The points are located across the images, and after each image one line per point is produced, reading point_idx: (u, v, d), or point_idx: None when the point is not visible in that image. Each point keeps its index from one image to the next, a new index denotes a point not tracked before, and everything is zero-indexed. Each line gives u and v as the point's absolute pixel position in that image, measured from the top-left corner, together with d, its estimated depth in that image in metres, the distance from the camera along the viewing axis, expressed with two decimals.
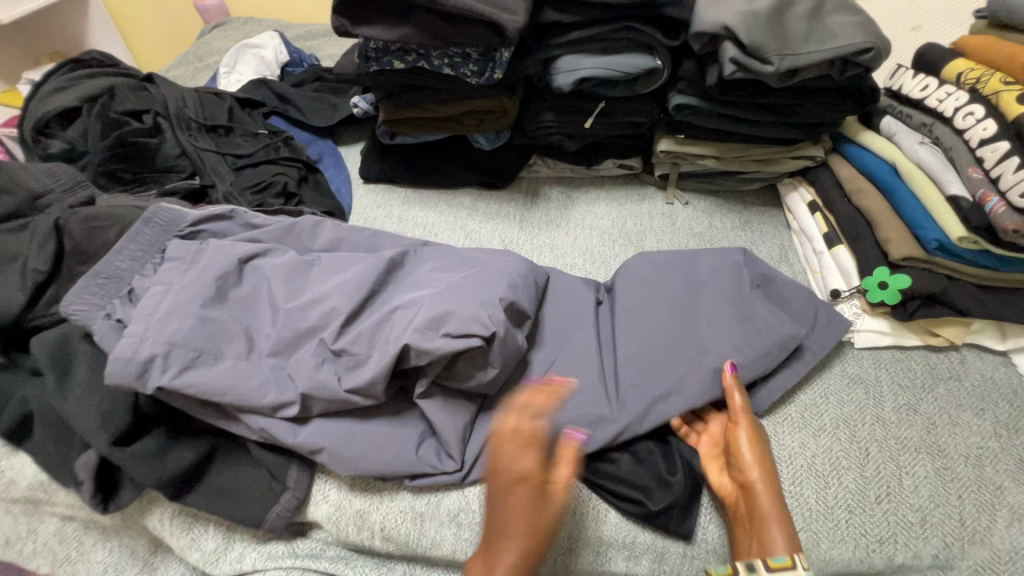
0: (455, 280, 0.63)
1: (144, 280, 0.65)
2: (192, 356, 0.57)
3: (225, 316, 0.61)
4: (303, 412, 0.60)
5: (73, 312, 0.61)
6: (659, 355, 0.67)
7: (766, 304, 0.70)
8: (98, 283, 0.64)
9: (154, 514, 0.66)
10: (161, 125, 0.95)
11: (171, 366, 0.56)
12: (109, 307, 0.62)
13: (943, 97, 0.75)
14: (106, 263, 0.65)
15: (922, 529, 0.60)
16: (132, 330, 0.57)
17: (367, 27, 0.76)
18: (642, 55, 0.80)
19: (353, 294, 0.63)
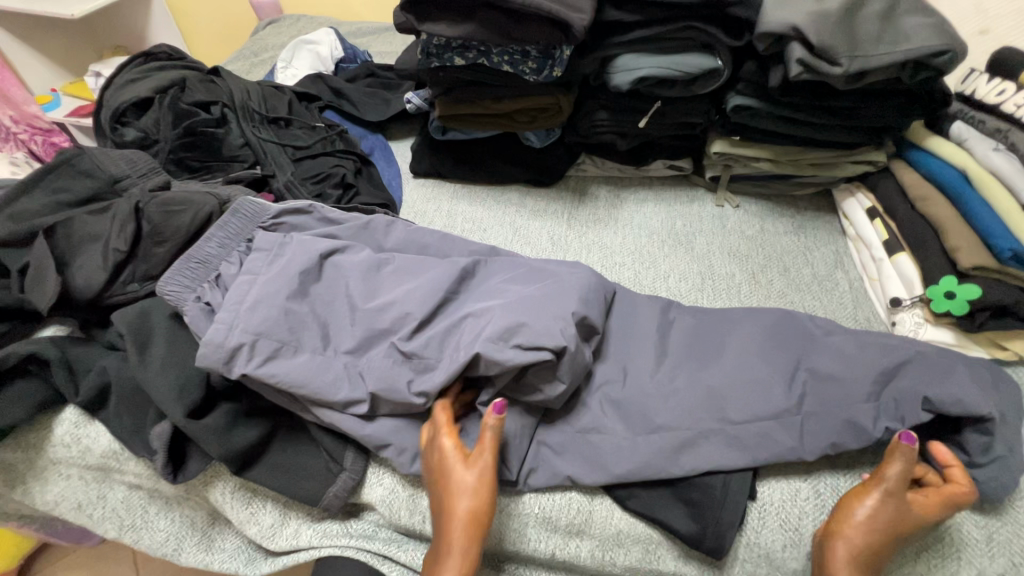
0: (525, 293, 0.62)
1: (229, 267, 0.68)
2: (268, 347, 0.59)
3: (304, 310, 0.63)
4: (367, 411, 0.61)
5: (169, 293, 0.66)
6: (748, 393, 0.62)
7: (870, 353, 0.64)
8: (191, 267, 0.68)
9: (216, 487, 0.69)
10: (227, 116, 0.99)
11: (254, 357, 0.58)
12: (199, 290, 0.67)
13: (1022, 103, 0.73)
14: (197, 250, 0.70)
15: (988, 547, 0.58)
16: (222, 316, 0.60)
17: (432, 24, 0.78)
18: (703, 56, 0.80)
19: (426, 295, 0.64)
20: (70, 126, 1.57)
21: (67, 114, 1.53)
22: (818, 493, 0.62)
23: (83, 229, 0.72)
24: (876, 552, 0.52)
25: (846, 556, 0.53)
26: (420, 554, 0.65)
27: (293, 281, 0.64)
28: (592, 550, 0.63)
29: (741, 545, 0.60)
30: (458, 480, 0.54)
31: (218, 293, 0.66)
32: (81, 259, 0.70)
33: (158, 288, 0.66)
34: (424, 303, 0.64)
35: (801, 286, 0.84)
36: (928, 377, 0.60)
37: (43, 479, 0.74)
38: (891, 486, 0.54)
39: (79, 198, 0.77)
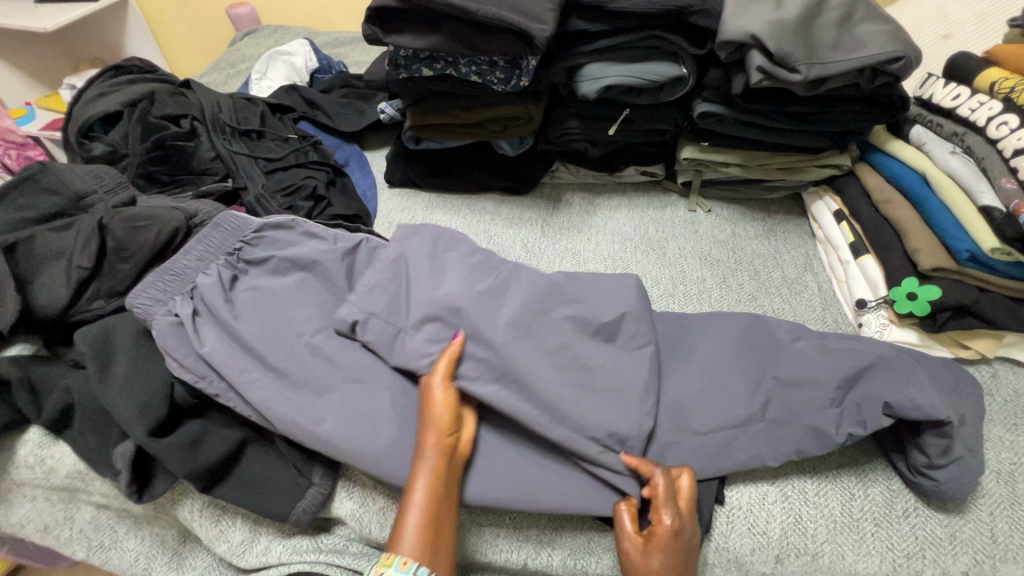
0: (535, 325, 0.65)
1: (206, 279, 0.69)
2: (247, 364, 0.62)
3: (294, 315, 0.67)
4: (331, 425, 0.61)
5: (139, 306, 0.66)
6: (714, 400, 0.63)
7: (833, 356, 0.64)
8: (164, 279, 0.69)
9: (185, 504, 0.68)
10: (197, 129, 0.98)
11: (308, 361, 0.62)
12: (171, 303, 0.67)
13: (976, 107, 0.75)
14: (173, 262, 0.70)
15: (951, 545, 0.59)
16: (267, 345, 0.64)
17: (398, 35, 0.78)
18: (668, 64, 0.81)
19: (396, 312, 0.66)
20: (45, 140, 1.56)
21: (42, 127, 1.52)
22: (785, 495, 0.62)
23: (46, 246, 0.71)
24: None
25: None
26: None
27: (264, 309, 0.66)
28: (563, 559, 0.63)
29: (709, 550, 0.60)
30: (434, 410, 0.57)
31: (191, 305, 0.67)
32: (43, 277, 0.69)
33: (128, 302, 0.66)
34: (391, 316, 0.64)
35: (771, 290, 0.85)
36: (888, 382, 0.61)
37: (8, 500, 0.73)
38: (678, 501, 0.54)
39: (43, 215, 0.76)
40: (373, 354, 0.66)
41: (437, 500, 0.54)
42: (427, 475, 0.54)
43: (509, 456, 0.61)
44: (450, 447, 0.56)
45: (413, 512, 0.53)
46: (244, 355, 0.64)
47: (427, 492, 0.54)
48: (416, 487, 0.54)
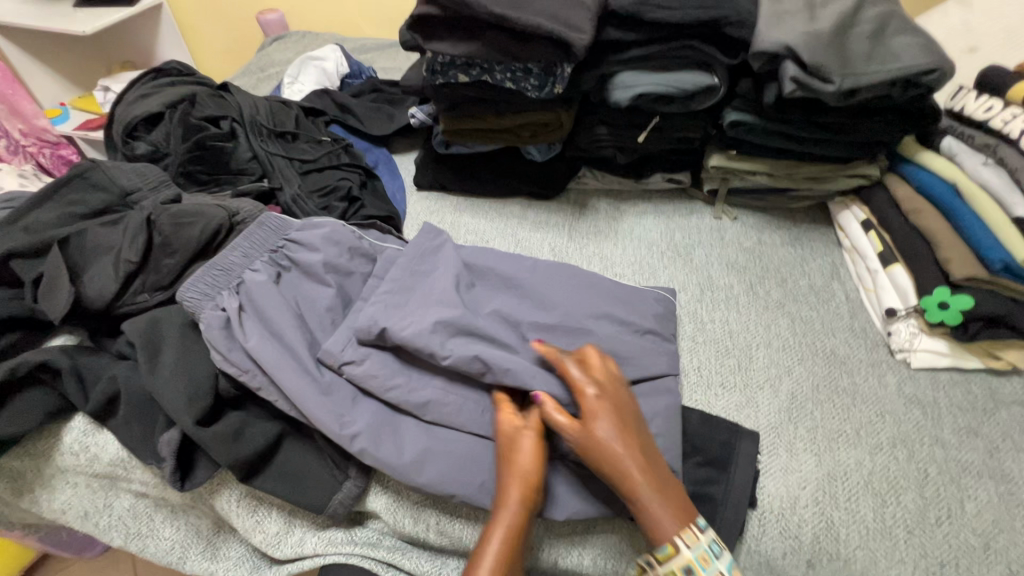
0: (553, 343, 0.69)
1: (254, 275, 0.71)
2: (275, 363, 0.63)
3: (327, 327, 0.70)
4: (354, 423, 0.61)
5: (189, 299, 0.68)
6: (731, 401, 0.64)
7: None
8: (212, 274, 0.70)
9: (222, 494, 0.70)
10: (236, 131, 1.00)
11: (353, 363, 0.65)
12: (219, 299, 0.69)
13: (1008, 119, 0.75)
14: (222, 257, 0.72)
15: (985, 554, 0.59)
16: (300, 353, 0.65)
17: (438, 42, 0.80)
18: (700, 73, 0.82)
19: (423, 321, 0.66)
20: (78, 139, 1.60)
21: (76, 127, 1.57)
22: (817, 500, 0.63)
23: (97, 240, 0.73)
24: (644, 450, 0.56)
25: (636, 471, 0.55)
26: (425, 562, 0.66)
27: (289, 332, 0.66)
28: (594, 559, 0.63)
29: (742, 553, 0.62)
30: (514, 458, 0.57)
31: (236, 300, 0.69)
32: (93, 270, 0.72)
33: (180, 293, 0.68)
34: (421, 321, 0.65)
35: (798, 297, 0.86)
36: None
37: (50, 486, 0.75)
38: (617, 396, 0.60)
39: (91, 211, 0.79)
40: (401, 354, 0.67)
41: (510, 560, 0.53)
42: (507, 527, 0.53)
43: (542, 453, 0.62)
44: (530, 502, 0.55)
45: (485, 566, 0.52)
46: (286, 349, 0.65)
47: (500, 548, 0.53)
48: (488, 543, 0.53)
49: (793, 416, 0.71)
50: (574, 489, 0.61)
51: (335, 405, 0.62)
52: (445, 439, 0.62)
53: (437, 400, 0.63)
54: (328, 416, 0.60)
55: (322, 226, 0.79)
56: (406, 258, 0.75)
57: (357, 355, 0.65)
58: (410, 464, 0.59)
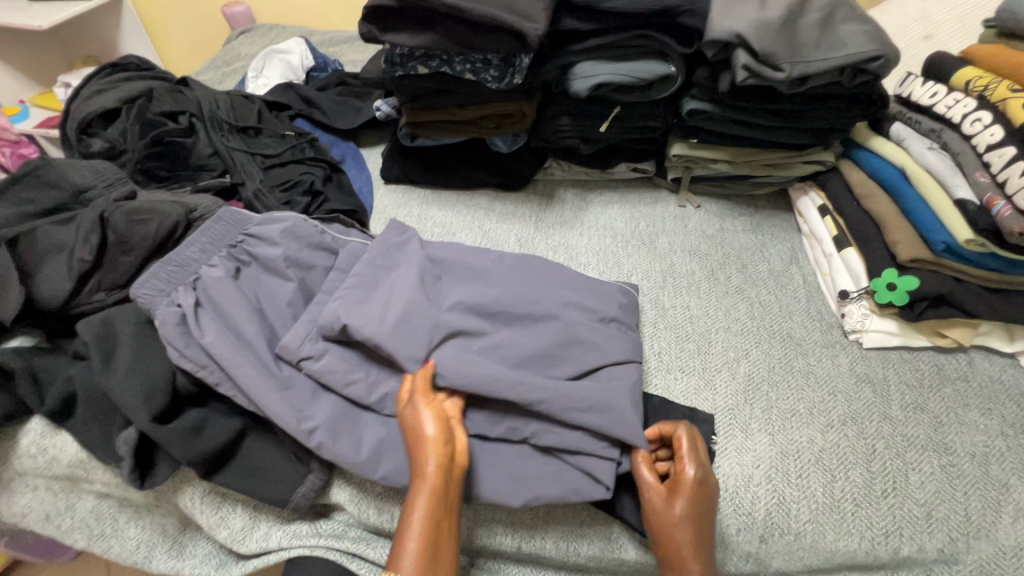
0: (512, 332, 0.69)
1: (211, 271, 0.70)
2: (229, 359, 0.62)
3: (285, 322, 0.70)
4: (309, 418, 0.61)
5: (143, 296, 0.67)
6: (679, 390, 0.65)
7: None
8: (168, 270, 0.70)
9: (185, 492, 0.69)
10: (195, 125, 0.99)
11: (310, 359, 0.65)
12: (174, 294, 0.68)
13: (951, 104, 0.77)
14: (178, 253, 0.71)
15: (927, 523, 0.62)
16: (257, 349, 0.65)
17: (394, 34, 0.80)
18: (657, 62, 0.83)
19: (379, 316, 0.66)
20: (39, 138, 1.56)
21: (35, 125, 1.52)
22: (770, 477, 0.65)
23: (48, 239, 0.72)
24: (701, 533, 0.56)
25: (688, 543, 0.55)
26: (390, 551, 0.67)
27: (245, 327, 0.66)
28: (556, 542, 0.65)
29: None
30: (420, 427, 0.57)
31: (193, 295, 0.68)
32: (44, 270, 0.70)
33: (133, 291, 0.67)
34: (377, 316, 0.65)
35: (757, 282, 0.87)
36: None
37: (10, 490, 0.74)
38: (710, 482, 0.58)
39: (44, 209, 0.77)
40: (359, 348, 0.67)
41: (435, 524, 0.53)
42: (427, 489, 0.54)
43: (499, 444, 0.63)
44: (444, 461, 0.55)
45: (410, 535, 0.52)
46: (243, 346, 0.65)
47: (424, 513, 0.53)
48: (412, 511, 0.53)
49: (750, 397, 0.73)
50: (525, 479, 0.61)
51: (293, 401, 0.62)
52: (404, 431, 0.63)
53: (392, 394, 0.64)
54: (286, 411, 0.60)
55: (282, 220, 0.79)
56: (369, 253, 0.75)
57: (315, 350, 0.65)
58: (368, 458, 0.60)
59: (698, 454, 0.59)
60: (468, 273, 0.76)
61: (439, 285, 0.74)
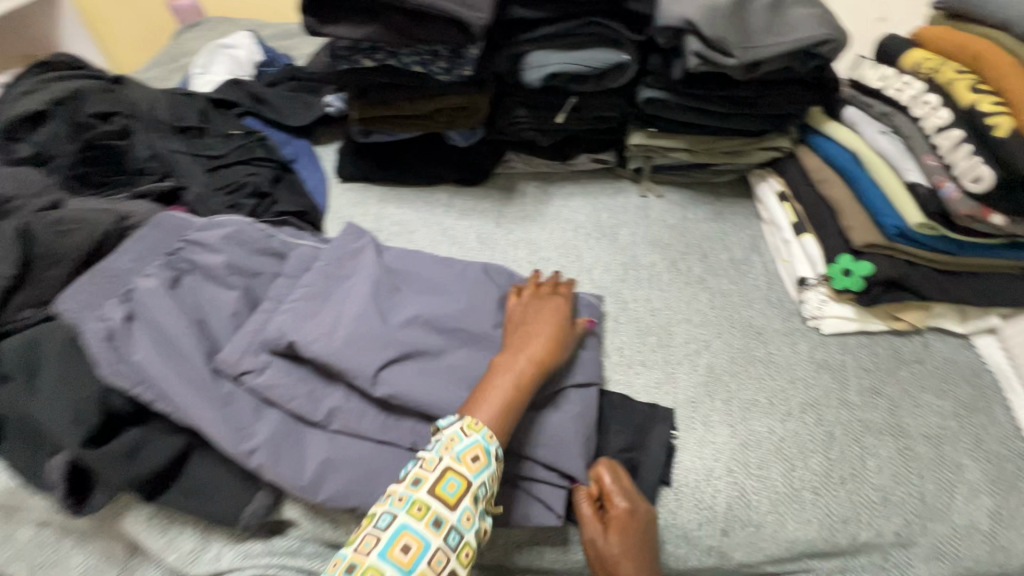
0: (467, 346, 0.69)
1: (144, 283, 0.66)
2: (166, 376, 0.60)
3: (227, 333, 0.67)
4: (251, 437, 0.59)
5: (68, 312, 0.62)
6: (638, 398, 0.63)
7: None
8: (97, 283, 0.65)
9: (129, 516, 0.66)
10: (130, 127, 0.93)
11: (258, 374, 0.63)
12: (102, 309, 0.63)
13: (901, 87, 0.77)
14: (107, 265, 0.67)
15: (884, 507, 0.62)
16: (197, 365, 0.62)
17: (333, 26, 0.76)
18: (609, 50, 0.81)
19: (330, 332, 0.64)
20: None
21: None
22: (730, 470, 0.65)
23: None
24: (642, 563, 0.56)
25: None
26: None
27: (184, 341, 0.63)
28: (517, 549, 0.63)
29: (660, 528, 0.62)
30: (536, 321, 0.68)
31: (123, 309, 0.64)
32: None
33: (57, 307, 0.63)
34: (325, 332, 0.63)
35: (718, 271, 0.87)
36: None
37: None
38: (642, 512, 0.59)
39: None
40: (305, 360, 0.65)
41: (509, 410, 0.58)
42: (515, 378, 0.60)
43: None
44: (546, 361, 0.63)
45: (489, 399, 0.58)
46: (180, 361, 0.62)
47: (506, 387, 0.59)
48: (496, 380, 0.60)
49: (711, 389, 0.72)
50: None
51: (234, 418, 0.60)
52: (350, 449, 0.61)
53: (338, 412, 0.62)
54: (224, 431, 0.58)
55: (224, 224, 0.75)
56: (324, 260, 0.72)
57: (256, 364, 0.63)
58: (308, 479, 0.59)
59: (626, 487, 0.60)
60: (428, 282, 0.75)
61: (396, 295, 0.72)
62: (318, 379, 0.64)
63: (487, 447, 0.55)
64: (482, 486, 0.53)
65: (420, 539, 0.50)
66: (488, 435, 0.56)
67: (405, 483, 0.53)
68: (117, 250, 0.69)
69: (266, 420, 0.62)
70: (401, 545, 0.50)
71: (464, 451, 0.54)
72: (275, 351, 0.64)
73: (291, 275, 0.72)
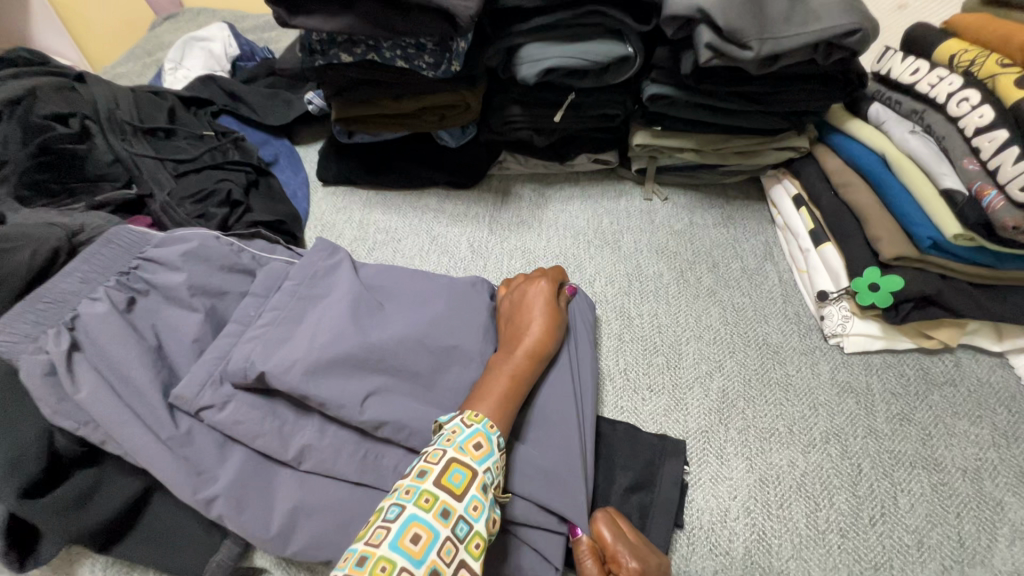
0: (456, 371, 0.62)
1: (93, 307, 0.59)
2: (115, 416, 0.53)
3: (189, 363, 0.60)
4: (211, 483, 0.53)
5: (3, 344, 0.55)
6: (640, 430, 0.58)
7: None
8: (41, 308, 0.59)
9: (85, 564, 0.60)
10: (90, 129, 0.87)
11: (217, 410, 0.56)
12: (42, 338, 0.56)
13: (935, 82, 0.69)
14: (52, 287, 0.60)
15: (919, 552, 0.56)
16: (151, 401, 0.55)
17: (305, 17, 0.68)
18: (612, 42, 0.73)
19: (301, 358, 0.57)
20: None
21: None
22: (748, 509, 0.59)
23: None
24: None
25: None
26: None
27: (137, 375, 0.56)
28: None
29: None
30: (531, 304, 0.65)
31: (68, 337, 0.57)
32: None
33: None
34: (298, 360, 0.56)
35: (730, 282, 0.80)
36: None
37: None
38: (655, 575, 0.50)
39: None
40: (275, 393, 0.58)
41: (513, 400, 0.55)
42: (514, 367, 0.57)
43: None
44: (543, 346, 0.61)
45: (490, 392, 0.55)
46: (132, 397, 0.55)
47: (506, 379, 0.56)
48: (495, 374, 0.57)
49: (724, 417, 0.66)
50: None
51: (193, 461, 0.54)
52: (324, 494, 0.54)
53: (310, 450, 0.55)
54: (180, 476, 0.52)
55: (187, 240, 0.68)
56: (294, 280, 0.65)
57: (217, 399, 0.56)
58: (276, 530, 0.52)
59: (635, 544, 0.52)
60: (413, 298, 0.68)
61: (378, 314, 0.64)
62: (289, 414, 0.57)
63: (490, 435, 0.50)
64: (489, 475, 0.47)
65: (431, 529, 0.42)
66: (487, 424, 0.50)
67: (410, 476, 0.46)
68: (65, 269, 0.62)
69: (231, 462, 0.55)
70: (411, 535, 0.42)
71: (466, 441, 0.48)
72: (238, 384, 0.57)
73: (261, 295, 0.65)
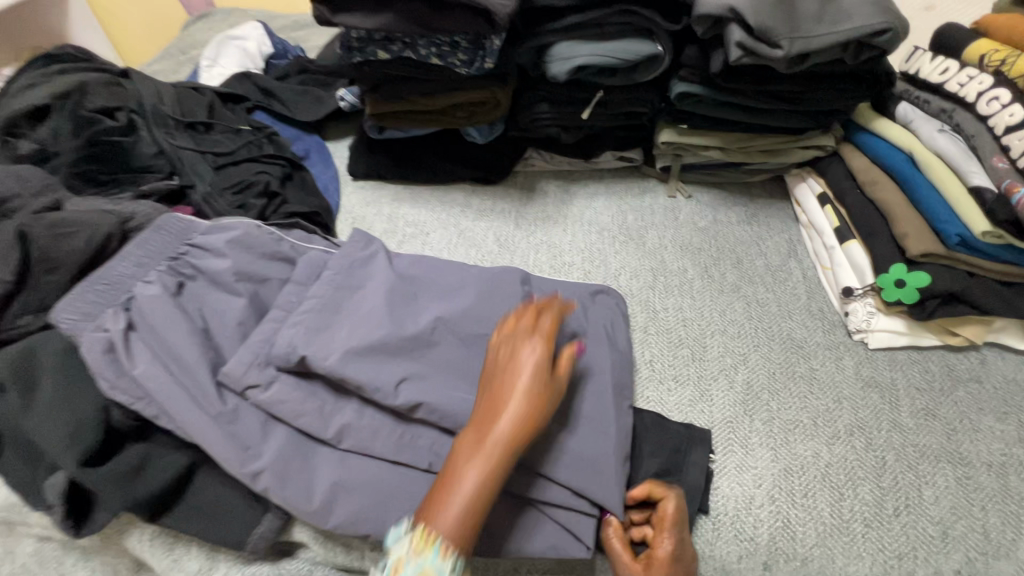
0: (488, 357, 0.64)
1: (145, 290, 0.62)
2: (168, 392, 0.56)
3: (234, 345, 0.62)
4: (258, 457, 0.55)
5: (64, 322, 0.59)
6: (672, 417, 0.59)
7: None
8: (97, 290, 0.62)
9: (133, 534, 0.63)
10: (135, 122, 0.91)
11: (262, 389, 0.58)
12: (101, 318, 0.60)
13: (965, 81, 0.71)
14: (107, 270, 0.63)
15: (942, 543, 0.57)
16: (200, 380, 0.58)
17: (347, 15, 0.71)
18: (642, 41, 0.75)
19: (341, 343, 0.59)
20: None
21: None
22: (772, 498, 0.60)
23: None
24: None
25: None
26: None
27: (186, 354, 0.59)
28: None
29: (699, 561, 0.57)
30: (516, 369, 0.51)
31: (123, 318, 0.60)
32: None
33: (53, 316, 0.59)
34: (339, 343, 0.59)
35: (754, 278, 0.81)
36: None
37: None
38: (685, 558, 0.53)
39: None
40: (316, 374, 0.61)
41: (477, 511, 0.46)
42: (487, 463, 0.47)
43: None
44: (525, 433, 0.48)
45: (455, 499, 0.46)
46: (183, 375, 0.58)
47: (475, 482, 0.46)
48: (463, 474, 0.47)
49: (749, 408, 0.67)
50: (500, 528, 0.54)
51: (240, 437, 0.56)
52: (362, 472, 0.57)
53: (349, 428, 0.58)
54: (229, 450, 0.54)
55: (231, 228, 0.71)
56: (332, 270, 0.67)
57: (263, 378, 0.58)
58: (318, 503, 0.54)
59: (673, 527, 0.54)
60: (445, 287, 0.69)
61: (412, 303, 0.67)
62: (329, 395, 0.60)
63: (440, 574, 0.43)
64: None
65: None
66: (442, 551, 0.44)
67: None
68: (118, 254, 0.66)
69: (274, 439, 0.57)
70: None
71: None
72: (282, 365, 0.59)
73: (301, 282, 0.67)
